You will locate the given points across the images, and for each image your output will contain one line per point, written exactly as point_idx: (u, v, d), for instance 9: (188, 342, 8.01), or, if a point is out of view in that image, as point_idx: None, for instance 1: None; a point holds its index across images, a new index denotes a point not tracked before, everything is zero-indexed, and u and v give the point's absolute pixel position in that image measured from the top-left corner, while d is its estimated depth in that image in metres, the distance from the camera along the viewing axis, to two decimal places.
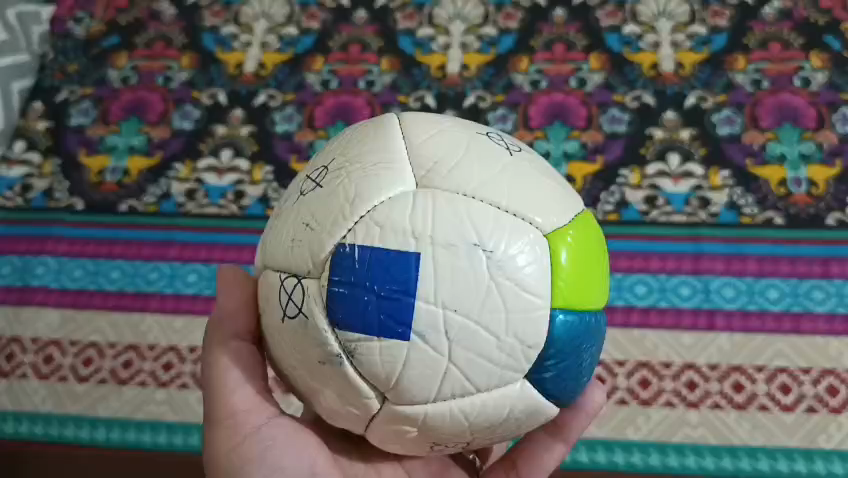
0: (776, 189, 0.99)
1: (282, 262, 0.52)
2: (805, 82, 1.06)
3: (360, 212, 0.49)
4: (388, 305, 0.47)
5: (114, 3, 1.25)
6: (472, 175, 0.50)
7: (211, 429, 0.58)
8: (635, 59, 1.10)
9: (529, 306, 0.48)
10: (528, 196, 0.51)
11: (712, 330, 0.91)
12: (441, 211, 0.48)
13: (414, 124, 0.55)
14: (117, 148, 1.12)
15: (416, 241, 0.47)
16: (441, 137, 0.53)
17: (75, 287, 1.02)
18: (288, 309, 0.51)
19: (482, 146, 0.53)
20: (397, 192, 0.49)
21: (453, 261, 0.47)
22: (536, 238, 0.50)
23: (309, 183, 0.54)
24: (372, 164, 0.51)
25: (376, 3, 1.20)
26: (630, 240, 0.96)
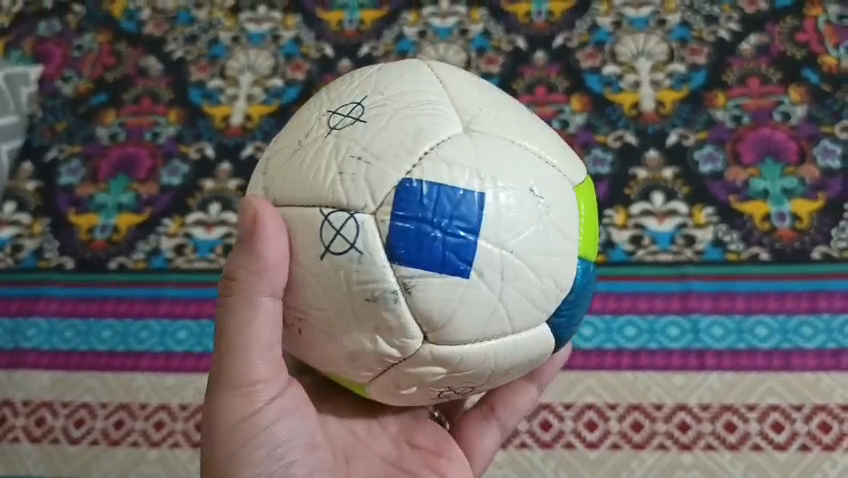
0: (760, 224, 0.99)
1: (321, 193, 0.52)
2: (785, 117, 1.07)
3: (423, 149, 0.52)
4: (455, 243, 0.50)
5: (102, 60, 1.26)
6: (513, 124, 0.55)
7: (222, 390, 0.56)
8: (616, 99, 1.11)
9: (566, 250, 0.54)
10: (559, 151, 0.57)
11: (702, 370, 0.90)
12: (498, 154, 0.53)
13: (442, 73, 0.58)
14: (106, 206, 1.13)
15: (480, 181, 0.51)
16: (473, 88, 0.57)
17: (66, 348, 1.02)
18: (332, 245, 0.51)
19: (508, 102, 0.58)
20: (452, 134, 0.53)
21: (511, 202, 0.51)
22: (570, 187, 0.55)
23: (341, 119, 0.54)
24: (418, 106, 0.54)
25: (359, 52, 1.21)
26: (616, 281, 0.96)
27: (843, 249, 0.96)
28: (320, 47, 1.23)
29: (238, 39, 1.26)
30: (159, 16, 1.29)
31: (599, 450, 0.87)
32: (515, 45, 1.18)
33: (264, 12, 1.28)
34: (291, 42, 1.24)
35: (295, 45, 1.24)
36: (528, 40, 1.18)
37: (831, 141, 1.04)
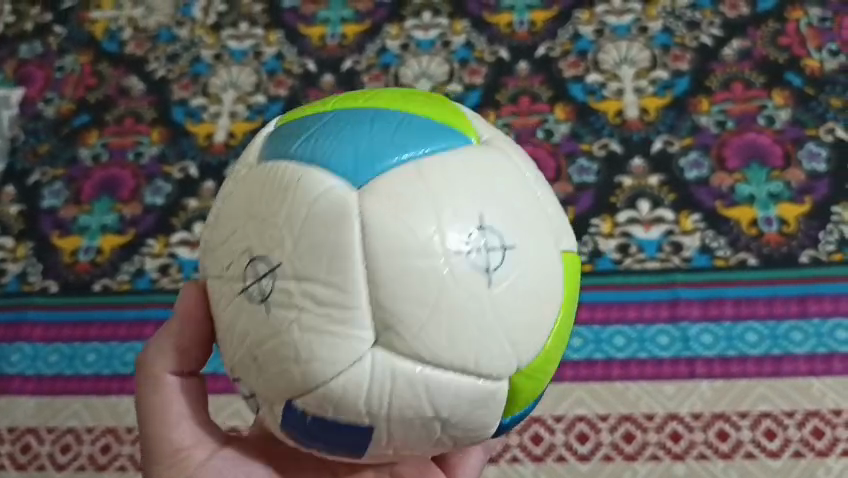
0: (747, 230, 0.98)
1: (235, 362, 0.52)
2: (769, 121, 1.06)
3: (311, 384, 0.48)
4: (342, 438, 0.50)
5: (83, 81, 1.25)
6: (437, 342, 0.47)
7: (152, 458, 0.62)
8: (600, 108, 1.11)
9: (482, 435, 0.52)
10: (497, 359, 0.48)
11: (693, 378, 0.90)
12: (398, 391, 0.47)
13: (386, 221, 0.47)
14: (90, 228, 1.12)
15: (370, 419, 0.48)
16: (410, 264, 0.47)
17: (51, 373, 1.01)
18: (249, 402, 0.53)
19: (458, 276, 0.47)
20: (353, 363, 0.47)
21: (405, 427, 0.48)
22: (495, 394, 0.50)
23: (256, 285, 0.49)
24: (323, 314, 0.47)
25: (342, 66, 1.21)
26: (605, 291, 0.95)
27: (831, 252, 0.96)
28: (303, 63, 1.22)
29: (220, 57, 1.25)
30: (141, 35, 1.28)
31: (590, 462, 0.87)
32: (498, 55, 1.18)
33: (245, 28, 1.27)
34: (274, 58, 1.24)
35: (278, 60, 1.23)
36: (510, 50, 1.18)
37: (816, 144, 1.04)
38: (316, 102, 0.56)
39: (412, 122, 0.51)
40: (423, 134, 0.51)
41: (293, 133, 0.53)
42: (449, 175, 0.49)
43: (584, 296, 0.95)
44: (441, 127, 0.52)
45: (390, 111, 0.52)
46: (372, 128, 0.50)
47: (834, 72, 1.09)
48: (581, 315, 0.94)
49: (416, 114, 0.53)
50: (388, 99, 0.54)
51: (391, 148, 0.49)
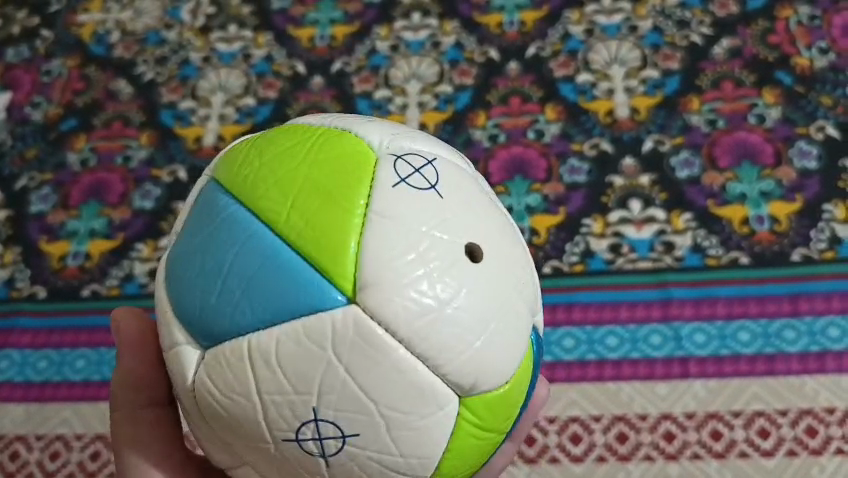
0: (739, 228, 0.98)
1: None
2: (760, 119, 1.06)
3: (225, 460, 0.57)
4: None
5: (71, 85, 1.25)
6: None
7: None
8: (590, 107, 1.11)
9: None
10: None
11: (686, 378, 0.89)
12: None
13: (225, 391, 0.50)
14: (78, 233, 1.11)
15: None
16: (247, 432, 0.50)
17: (40, 379, 1.00)
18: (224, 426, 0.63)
19: (291, 452, 0.50)
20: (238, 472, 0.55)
21: None
22: None
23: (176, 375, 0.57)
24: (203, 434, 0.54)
25: (332, 68, 1.20)
26: (598, 291, 0.95)
27: (823, 250, 0.95)
28: (292, 65, 1.22)
29: (209, 59, 1.25)
30: (129, 38, 1.28)
31: (584, 463, 0.86)
32: (488, 56, 1.17)
33: (234, 30, 1.27)
34: (263, 61, 1.23)
35: (267, 63, 1.23)
36: (500, 50, 1.17)
37: (807, 142, 1.04)
38: (245, 170, 0.54)
39: (274, 267, 0.49)
40: (279, 284, 0.48)
41: (195, 232, 0.53)
42: (286, 366, 0.48)
43: (578, 296, 0.95)
44: (304, 267, 0.48)
45: (272, 232, 0.50)
46: (233, 277, 0.50)
47: (825, 70, 1.10)
48: (573, 316, 0.94)
49: (292, 240, 0.49)
50: (277, 209, 0.50)
51: (245, 306, 0.49)
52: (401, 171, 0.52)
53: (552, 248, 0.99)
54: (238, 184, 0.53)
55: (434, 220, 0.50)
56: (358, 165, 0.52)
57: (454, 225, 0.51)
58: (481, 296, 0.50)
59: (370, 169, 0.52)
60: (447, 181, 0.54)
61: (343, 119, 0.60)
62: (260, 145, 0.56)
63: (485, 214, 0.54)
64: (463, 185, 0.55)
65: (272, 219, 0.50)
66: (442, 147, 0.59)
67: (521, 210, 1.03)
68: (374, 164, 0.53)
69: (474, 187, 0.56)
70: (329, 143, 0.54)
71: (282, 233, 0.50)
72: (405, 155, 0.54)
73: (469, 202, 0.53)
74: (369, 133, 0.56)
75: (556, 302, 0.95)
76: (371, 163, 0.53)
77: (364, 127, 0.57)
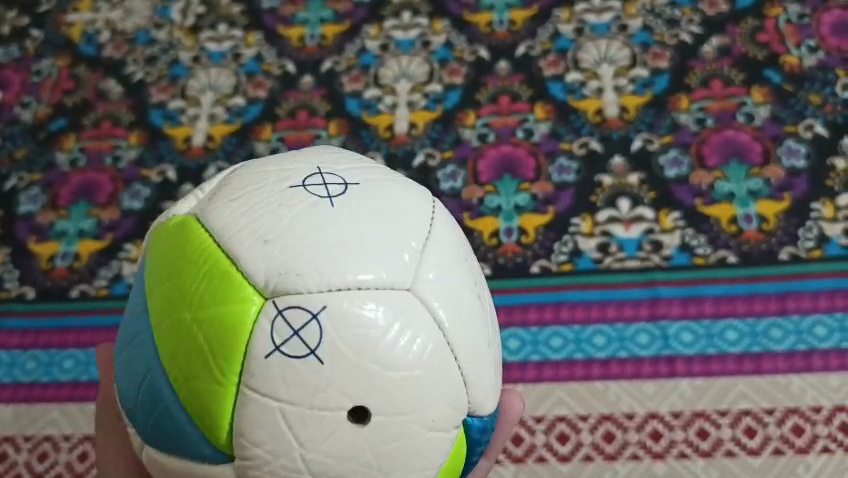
0: (727, 227, 0.98)
1: None
2: (748, 118, 1.06)
3: None
4: None
5: (61, 85, 1.24)
6: None
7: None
8: (580, 106, 1.11)
9: None
10: None
11: (673, 377, 0.89)
12: None
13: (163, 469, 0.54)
14: (67, 233, 1.11)
15: None
16: None
17: (29, 380, 1.00)
18: None
19: None
20: None
21: None
22: None
23: None
24: None
25: (322, 67, 1.20)
26: (586, 290, 0.95)
27: (811, 249, 0.95)
28: (282, 64, 1.22)
29: (198, 58, 1.24)
30: (119, 38, 1.28)
31: (571, 463, 0.86)
32: (478, 55, 1.17)
33: (224, 30, 1.26)
34: (253, 60, 1.23)
35: (257, 62, 1.23)
36: (490, 49, 1.18)
37: (795, 141, 1.04)
38: (154, 293, 0.51)
39: (169, 419, 0.49)
40: (172, 431, 0.49)
41: (124, 337, 0.53)
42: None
43: (566, 295, 0.95)
44: (191, 431, 0.48)
45: (166, 384, 0.49)
46: (140, 415, 0.50)
47: (814, 68, 1.10)
48: (561, 315, 0.94)
49: (182, 401, 0.48)
50: (169, 363, 0.48)
51: (152, 433, 0.50)
52: (282, 330, 0.47)
53: (540, 247, 0.99)
54: (147, 309, 0.51)
55: (309, 395, 0.46)
56: (234, 324, 0.47)
57: (335, 399, 0.46)
58: (365, 462, 0.47)
59: (249, 324, 0.47)
60: (338, 329, 0.46)
61: (268, 190, 0.52)
62: (178, 247, 0.52)
63: (381, 359, 0.47)
64: (362, 323, 0.47)
65: (165, 361, 0.49)
66: (366, 234, 0.49)
67: (509, 210, 1.03)
68: (257, 314, 0.47)
69: (381, 311, 0.48)
70: (217, 280, 0.48)
71: (173, 388, 0.48)
72: (293, 294, 0.47)
73: (363, 347, 0.46)
74: (259, 256, 0.48)
75: (544, 301, 0.95)
76: (251, 318, 0.47)
77: (261, 239, 0.49)
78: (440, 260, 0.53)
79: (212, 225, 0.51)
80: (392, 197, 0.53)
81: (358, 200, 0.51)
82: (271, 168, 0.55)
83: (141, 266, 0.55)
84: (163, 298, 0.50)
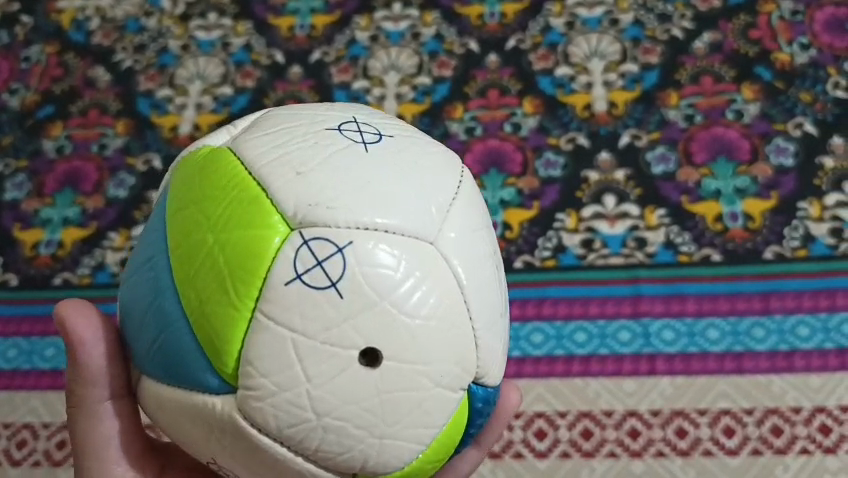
0: (713, 225, 0.97)
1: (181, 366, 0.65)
2: (737, 115, 1.06)
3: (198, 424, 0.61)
4: None
5: (49, 72, 1.24)
6: None
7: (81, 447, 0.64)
8: (568, 101, 1.10)
9: None
10: None
11: (653, 375, 0.88)
12: None
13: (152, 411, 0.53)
14: (52, 221, 1.11)
15: None
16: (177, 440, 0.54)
17: (9, 368, 1.00)
18: None
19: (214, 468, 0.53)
20: None
21: None
22: None
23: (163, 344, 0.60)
24: None
25: (311, 58, 1.20)
26: (568, 286, 0.94)
27: (796, 248, 0.94)
28: (270, 54, 1.21)
29: (187, 47, 1.24)
30: (108, 25, 1.27)
31: (548, 460, 0.86)
32: (468, 47, 1.17)
33: (214, 19, 1.26)
34: (241, 49, 1.22)
35: (246, 51, 1.22)
36: (480, 42, 1.17)
37: (784, 139, 1.03)
38: (177, 216, 0.50)
39: (177, 342, 0.48)
40: (174, 354, 0.48)
41: (138, 253, 0.52)
42: (184, 426, 0.50)
43: (548, 291, 0.94)
44: (199, 356, 0.47)
45: (179, 304, 0.47)
46: (147, 334, 0.49)
47: (805, 66, 1.09)
48: (543, 311, 0.93)
49: (193, 324, 0.47)
50: (184, 287, 0.47)
51: (156, 354, 0.49)
52: (302, 259, 0.46)
53: (524, 243, 0.99)
54: (167, 231, 0.50)
55: (324, 330, 0.45)
56: (256, 253, 0.46)
57: (350, 335, 0.45)
58: (369, 405, 0.45)
59: (268, 252, 0.46)
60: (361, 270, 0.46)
61: (303, 129, 0.51)
62: (207, 174, 0.51)
63: (401, 303, 0.46)
64: (385, 266, 0.46)
65: (179, 281, 0.48)
66: (398, 181, 0.49)
67: (494, 204, 1.03)
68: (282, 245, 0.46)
69: (404, 258, 0.47)
70: (245, 209, 0.47)
71: (184, 311, 0.47)
72: (318, 228, 0.46)
73: (383, 289, 0.46)
74: (289, 187, 0.47)
75: (526, 297, 0.94)
76: (274, 249, 0.46)
77: (291, 171, 0.48)
78: (468, 222, 0.52)
79: (245, 155, 0.51)
80: (427, 154, 0.52)
81: (391, 149, 0.51)
82: (306, 114, 0.54)
83: (163, 193, 0.53)
84: (184, 219, 0.49)
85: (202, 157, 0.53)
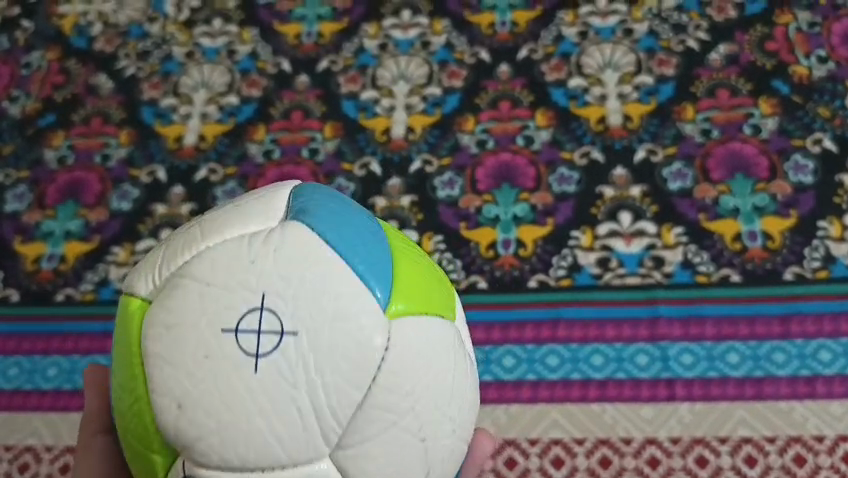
0: (731, 245, 0.95)
1: None
2: (755, 130, 1.03)
3: None
4: None
5: (50, 79, 1.21)
6: None
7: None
8: (581, 114, 1.08)
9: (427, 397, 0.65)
10: None
11: (672, 401, 0.87)
12: None
13: None
14: (53, 234, 1.08)
15: None
16: None
17: (11, 388, 0.98)
18: None
19: None
20: None
21: None
22: None
23: None
24: None
25: (318, 67, 1.17)
26: (584, 307, 0.92)
27: (816, 269, 0.93)
28: (277, 62, 1.18)
29: (192, 54, 1.21)
30: (111, 31, 1.25)
31: None
32: (479, 57, 1.14)
33: (219, 25, 1.23)
34: (247, 57, 1.20)
35: (252, 59, 1.19)
36: (491, 52, 1.15)
37: (803, 156, 1.01)
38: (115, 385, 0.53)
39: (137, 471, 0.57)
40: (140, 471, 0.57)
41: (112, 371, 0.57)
42: None
43: (563, 312, 0.92)
44: None
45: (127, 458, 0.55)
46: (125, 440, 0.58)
47: (823, 80, 1.07)
48: (558, 333, 0.91)
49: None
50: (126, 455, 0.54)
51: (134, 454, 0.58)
52: None
53: (538, 261, 0.97)
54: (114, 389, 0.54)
55: None
56: (160, 466, 0.51)
57: None
58: None
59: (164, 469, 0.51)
60: None
61: (196, 331, 0.49)
62: (128, 359, 0.52)
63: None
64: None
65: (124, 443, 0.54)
66: (277, 415, 0.48)
67: (507, 221, 1.01)
68: (172, 463, 0.51)
69: None
70: (148, 425, 0.50)
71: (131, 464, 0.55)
72: (201, 465, 0.49)
73: None
74: (174, 421, 0.49)
75: (540, 318, 0.92)
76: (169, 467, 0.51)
77: (174, 401, 0.49)
78: (370, 430, 0.50)
79: (147, 356, 0.50)
80: (329, 361, 0.49)
81: (284, 369, 0.48)
82: (221, 282, 0.51)
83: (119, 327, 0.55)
84: (117, 398, 0.53)
85: (132, 322, 0.52)
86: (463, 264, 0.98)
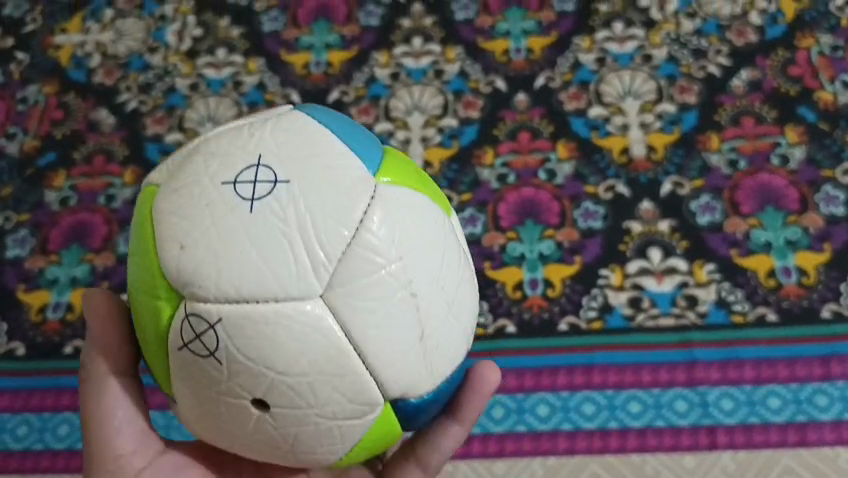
0: (765, 281, 0.93)
1: None
2: (783, 160, 1.01)
3: None
4: None
5: (49, 114, 1.17)
6: None
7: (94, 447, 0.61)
8: (604, 144, 1.05)
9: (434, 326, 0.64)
10: None
11: (714, 449, 0.84)
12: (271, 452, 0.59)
13: None
14: (58, 281, 1.04)
15: None
16: None
17: (20, 448, 0.93)
18: None
19: None
20: None
21: None
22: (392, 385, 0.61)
23: None
24: None
25: (329, 98, 1.13)
26: (618, 351, 0.90)
27: None
28: (285, 93, 1.15)
29: (196, 86, 1.17)
30: (110, 62, 1.20)
31: None
32: (494, 86, 1.11)
33: (223, 55, 1.19)
34: (254, 89, 1.16)
35: (259, 91, 1.15)
36: (507, 80, 1.11)
37: (833, 186, 0.99)
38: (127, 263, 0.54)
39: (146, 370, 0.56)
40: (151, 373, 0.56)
41: None
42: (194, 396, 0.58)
43: (597, 357, 0.89)
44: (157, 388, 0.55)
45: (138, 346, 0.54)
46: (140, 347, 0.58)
47: None
48: (593, 379, 0.88)
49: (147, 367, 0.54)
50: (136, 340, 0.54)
51: None
52: (187, 331, 0.49)
53: (568, 302, 0.94)
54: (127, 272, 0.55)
55: (217, 389, 0.49)
56: (164, 313, 0.50)
57: (234, 390, 0.49)
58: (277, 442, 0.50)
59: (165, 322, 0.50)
60: (233, 334, 0.48)
61: (199, 186, 0.50)
62: (138, 228, 0.53)
63: (279, 368, 0.47)
64: (259, 330, 0.48)
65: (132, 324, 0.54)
66: (267, 241, 0.48)
67: (533, 259, 0.97)
68: (175, 307, 0.50)
69: (277, 325, 0.47)
70: (156, 275, 0.50)
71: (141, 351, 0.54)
72: (198, 298, 0.48)
73: (256, 355, 0.47)
74: (174, 261, 0.49)
75: (574, 363, 0.89)
76: (171, 311, 0.50)
77: (178, 244, 0.49)
78: (361, 271, 0.49)
79: (158, 212, 0.51)
80: (318, 197, 0.49)
81: (276, 202, 0.48)
82: (220, 152, 0.52)
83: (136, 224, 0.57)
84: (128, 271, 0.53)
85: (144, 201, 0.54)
86: (489, 306, 0.94)
